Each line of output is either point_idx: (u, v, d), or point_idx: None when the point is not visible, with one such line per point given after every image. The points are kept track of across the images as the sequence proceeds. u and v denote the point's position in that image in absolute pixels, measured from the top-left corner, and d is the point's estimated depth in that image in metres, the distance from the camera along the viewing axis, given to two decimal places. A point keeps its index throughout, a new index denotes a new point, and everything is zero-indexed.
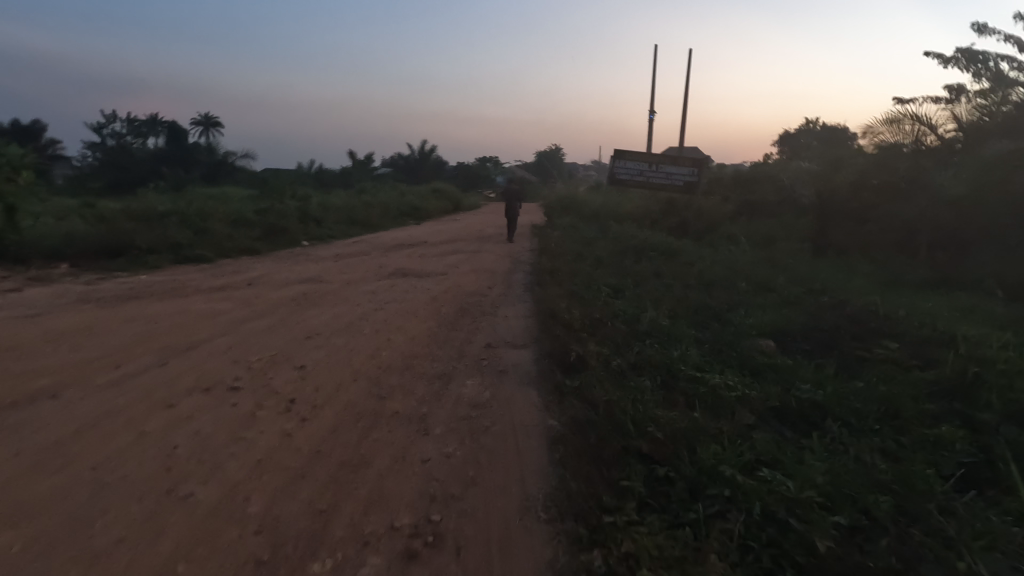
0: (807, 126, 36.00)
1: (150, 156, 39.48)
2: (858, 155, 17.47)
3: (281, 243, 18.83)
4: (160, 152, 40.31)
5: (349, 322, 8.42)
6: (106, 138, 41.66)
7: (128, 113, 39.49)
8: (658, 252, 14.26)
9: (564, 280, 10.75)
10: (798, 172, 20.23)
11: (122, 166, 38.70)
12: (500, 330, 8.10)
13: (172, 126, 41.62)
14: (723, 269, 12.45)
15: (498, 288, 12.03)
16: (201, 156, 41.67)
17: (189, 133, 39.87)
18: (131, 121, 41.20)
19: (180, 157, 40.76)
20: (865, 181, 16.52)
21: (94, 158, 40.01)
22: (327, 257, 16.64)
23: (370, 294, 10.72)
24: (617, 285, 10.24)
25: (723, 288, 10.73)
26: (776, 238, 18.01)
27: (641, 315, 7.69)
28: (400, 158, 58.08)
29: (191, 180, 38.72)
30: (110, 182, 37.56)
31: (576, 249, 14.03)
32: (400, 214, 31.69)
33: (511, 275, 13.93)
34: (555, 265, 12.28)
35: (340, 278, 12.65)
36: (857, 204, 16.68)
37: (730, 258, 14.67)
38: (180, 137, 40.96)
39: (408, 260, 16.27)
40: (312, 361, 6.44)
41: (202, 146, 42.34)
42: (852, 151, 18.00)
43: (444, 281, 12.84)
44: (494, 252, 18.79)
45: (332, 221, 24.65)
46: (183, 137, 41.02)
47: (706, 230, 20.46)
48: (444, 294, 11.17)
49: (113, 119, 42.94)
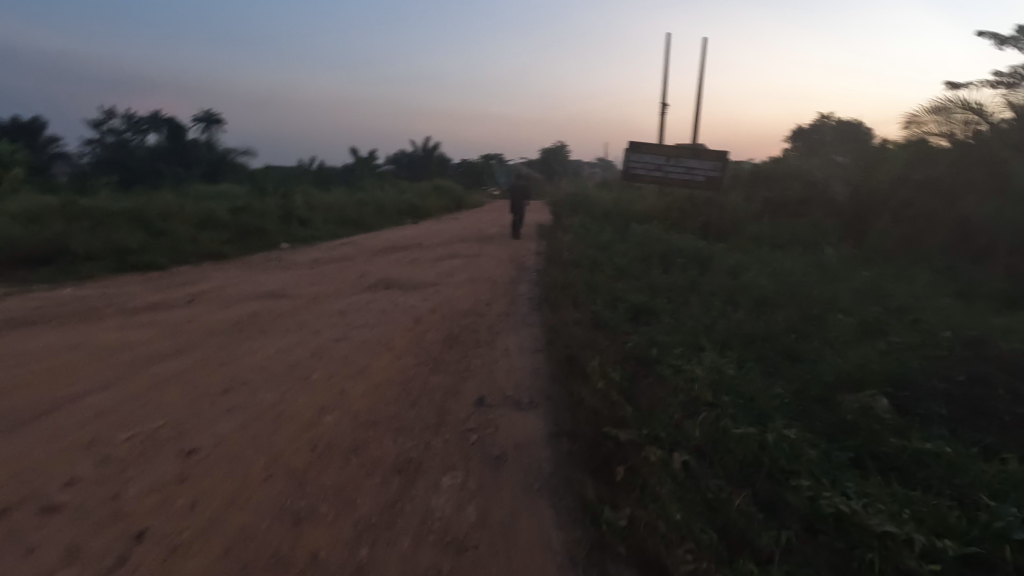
0: (822, 122, 33.92)
1: (148, 151, 37.27)
2: (906, 149, 15.37)
3: (258, 246, 16.68)
4: (157, 149, 38.20)
5: (294, 361, 6.25)
6: (103, 134, 39.65)
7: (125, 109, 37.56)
8: (688, 259, 12.08)
9: (580, 298, 8.59)
10: (832, 167, 18.06)
11: (121, 163, 36.69)
12: (498, 377, 5.93)
13: (171, 123, 39.63)
14: (770, 281, 10.28)
15: (499, 305, 9.87)
16: (203, 154, 39.72)
17: (186, 128, 37.69)
18: (126, 117, 39.04)
19: (180, 154, 38.64)
20: (908, 175, 14.96)
21: (86, 156, 38.01)
22: (304, 263, 14.49)
23: (337, 314, 8.57)
24: (649, 306, 8.09)
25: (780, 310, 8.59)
26: (815, 241, 15.79)
27: (698, 359, 5.55)
28: (403, 155, 55.77)
29: (187, 178, 36.57)
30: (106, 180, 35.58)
31: (591, 256, 11.86)
32: (397, 214, 29.45)
33: (513, 287, 11.76)
34: (568, 276, 10.13)
35: (308, 291, 10.51)
36: (907, 201, 14.64)
37: (769, 264, 12.53)
38: (178, 133, 38.76)
39: (397, 267, 14.11)
40: (214, 439, 4.32)
41: (202, 143, 40.41)
42: (896, 147, 16.13)
43: (434, 294, 10.68)
44: (496, 257, 16.57)
45: (320, 221, 22.48)
46: (182, 133, 38.80)
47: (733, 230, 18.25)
48: (430, 315, 9.02)
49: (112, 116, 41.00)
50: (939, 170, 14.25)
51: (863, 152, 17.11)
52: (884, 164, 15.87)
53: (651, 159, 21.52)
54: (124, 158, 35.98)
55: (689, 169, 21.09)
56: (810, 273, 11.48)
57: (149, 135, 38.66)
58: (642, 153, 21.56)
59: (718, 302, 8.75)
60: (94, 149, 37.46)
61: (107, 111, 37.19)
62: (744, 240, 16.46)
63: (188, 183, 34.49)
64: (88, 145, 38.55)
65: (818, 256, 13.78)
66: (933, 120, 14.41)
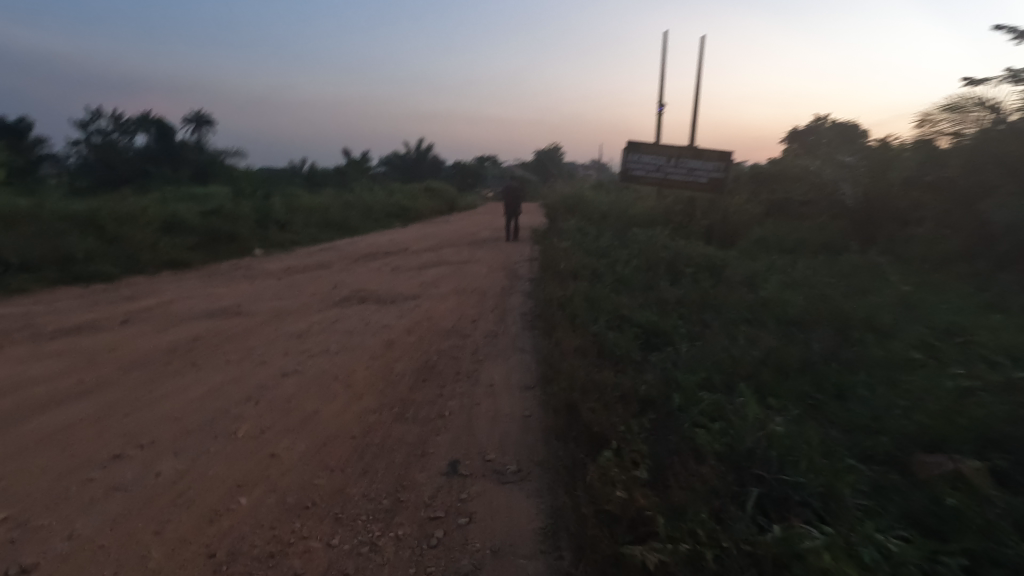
0: (818, 123, 32.95)
1: (135, 152, 35.80)
2: (916, 150, 14.32)
3: (228, 252, 15.38)
4: (144, 150, 36.77)
5: (224, 407, 4.98)
6: (89, 134, 38.36)
7: (108, 109, 36.24)
8: (696, 269, 10.91)
9: (579, 317, 7.37)
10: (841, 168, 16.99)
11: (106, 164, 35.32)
12: (479, 433, 4.70)
13: (156, 123, 38.17)
14: (791, 295, 9.14)
15: (486, 323, 8.64)
16: (190, 155, 38.35)
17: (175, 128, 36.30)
18: (111, 117, 37.58)
19: (167, 155, 37.27)
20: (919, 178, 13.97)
21: (67, 156, 36.57)
22: (276, 271, 13.24)
23: (295, 337, 7.30)
24: (662, 332, 6.90)
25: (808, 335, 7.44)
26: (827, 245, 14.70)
27: (737, 413, 4.36)
28: (396, 157, 54.50)
29: (173, 180, 35.25)
30: (91, 182, 34.24)
31: (589, 266, 10.67)
32: (385, 216, 28.19)
33: (504, 300, 10.53)
34: (564, 289, 8.93)
35: (269, 306, 9.24)
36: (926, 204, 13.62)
37: (784, 273, 11.37)
38: (166, 134, 37.33)
39: (376, 276, 12.84)
40: (68, 547, 3.12)
41: (190, 144, 39.07)
42: (907, 147, 15.05)
43: (413, 310, 9.43)
44: (486, 264, 15.32)
45: (302, 225, 21.17)
46: (170, 134, 37.39)
47: (737, 235, 17.16)
48: (405, 336, 7.77)
49: (98, 115, 39.66)
50: (959, 171, 13.25)
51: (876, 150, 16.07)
52: (894, 166, 14.80)
53: (650, 160, 20.51)
54: (109, 159, 34.54)
55: (691, 170, 19.88)
56: (832, 283, 10.34)
57: (136, 135, 37.29)
58: (640, 153, 20.53)
59: (738, 322, 7.59)
60: (77, 149, 35.94)
61: (91, 111, 35.93)
62: (754, 244, 15.32)
63: (173, 184, 33.12)
64: (72, 145, 37.19)
65: (834, 263, 12.68)
66: (946, 118, 13.66)
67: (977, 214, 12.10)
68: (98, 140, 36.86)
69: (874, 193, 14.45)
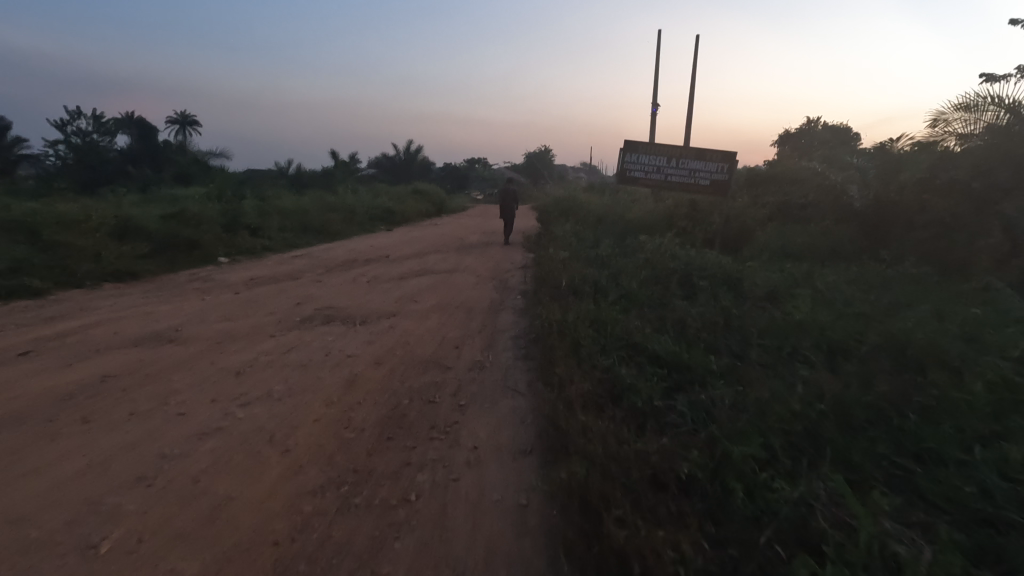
0: (812, 126, 31.87)
1: (118, 154, 34.26)
2: (929, 151, 13.32)
3: (188, 262, 13.89)
4: (126, 152, 35.18)
5: (95, 496, 3.60)
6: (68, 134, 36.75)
7: (86, 108, 34.72)
8: (711, 282, 9.60)
9: (583, 346, 6.04)
10: (850, 169, 15.87)
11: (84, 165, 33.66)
12: (456, 541, 3.37)
13: (136, 123, 36.54)
14: (821, 313, 7.91)
15: (471, 352, 7.27)
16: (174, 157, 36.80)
17: (157, 128, 34.77)
18: (92, 118, 35.98)
19: (149, 155, 35.64)
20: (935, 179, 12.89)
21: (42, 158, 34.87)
22: (238, 283, 11.81)
23: (233, 375, 5.90)
24: (687, 370, 5.63)
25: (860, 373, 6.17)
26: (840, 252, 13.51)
27: (829, 520, 3.07)
28: (385, 158, 52.96)
29: (153, 181, 33.67)
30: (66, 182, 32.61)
31: (590, 279, 9.34)
32: (370, 219, 26.74)
33: (493, 319, 9.16)
34: (562, 309, 7.60)
35: (214, 329, 7.82)
36: (927, 205, 12.39)
37: (806, 286, 10.11)
38: (148, 135, 35.75)
39: (349, 289, 11.43)
40: None
41: (173, 145, 37.56)
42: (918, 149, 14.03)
43: (386, 333, 8.04)
44: (474, 273, 13.92)
45: (277, 230, 19.70)
46: (153, 135, 35.91)
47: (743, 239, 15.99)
48: (372, 370, 6.38)
49: (78, 115, 38.18)
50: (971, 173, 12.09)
51: (882, 152, 14.97)
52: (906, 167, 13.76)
53: (649, 160, 19.27)
54: (92, 161, 33.10)
55: (692, 171, 18.67)
56: (867, 298, 9.06)
57: (118, 136, 35.84)
58: (639, 154, 19.30)
59: (774, 353, 6.32)
60: (54, 149, 34.26)
61: (73, 111, 34.68)
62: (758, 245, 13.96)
63: (151, 186, 31.50)
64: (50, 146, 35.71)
65: (854, 272, 11.51)
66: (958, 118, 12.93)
67: (1002, 218, 11.00)
68: (79, 141, 35.34)
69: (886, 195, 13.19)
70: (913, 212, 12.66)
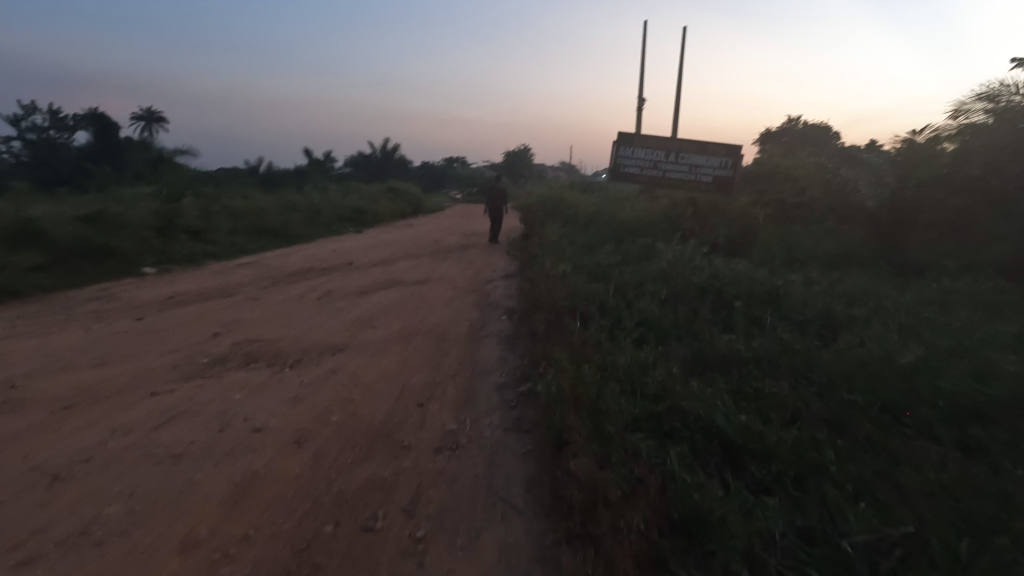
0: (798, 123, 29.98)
1: (74, 151, 31.27)
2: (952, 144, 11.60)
3: (102, 275, 11.46)
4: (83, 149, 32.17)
5: None
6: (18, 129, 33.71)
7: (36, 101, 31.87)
8: (746, 301, 7.57)
9: (609, 422, 4.03)
10: (868, 162, 14.06)
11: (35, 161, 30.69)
12: None
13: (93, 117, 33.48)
14: (905, 347, 5.94)
15: (441, 414, 5.13)
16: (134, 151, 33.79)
17: (115, 123, 31.79)
18: (49, 113, 33.11)
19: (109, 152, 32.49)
20: None
21: None
22: (151, 301, 9.47)
23: (45, 480, 3.66)
24: (773, 469, 3.73)
25: (1007, 462, 4.22)
26: (855, 250, 11.05)
27: None
28: (360, 156, 50.29)
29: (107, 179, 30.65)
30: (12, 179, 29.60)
31: (595, 301, 7.25)
32: (338, 220, 24.31)
33: (471, 353, 6.95)
34: (568, 349, 5.54)
35: (73, 380, 5.56)
36: (937, 202, 10.43)
37: (856, 306, 8.11)
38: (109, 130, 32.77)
39: (291, 309, 9.16)
40: None
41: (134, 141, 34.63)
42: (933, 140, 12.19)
43: (323, 381, 5.83)
44: (449, 285, 11.70)
45: (226, 233, 17.17)
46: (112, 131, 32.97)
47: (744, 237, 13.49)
48: (287, 457, 4.22)
49: (33, 109, 35.31)
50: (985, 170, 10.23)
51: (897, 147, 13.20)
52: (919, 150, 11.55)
53: (645, 154, 17.26)
54: (41, 156, 30.08)
55: (693, 167, 16.74)
56: (945, 318, 7.02)
57: (75, 132, 32.93)
58: (634, 147, 17.21)
59: (882, 430, 4.37)
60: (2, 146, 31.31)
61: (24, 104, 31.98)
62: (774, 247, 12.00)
63: (102, 183, 28.61)
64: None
65: (901, 283, 9.62)
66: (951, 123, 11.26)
67: None
68: (32, 136, 32.36)
69: (902, 190, 10.98)
70: (925, 207, 10.61)
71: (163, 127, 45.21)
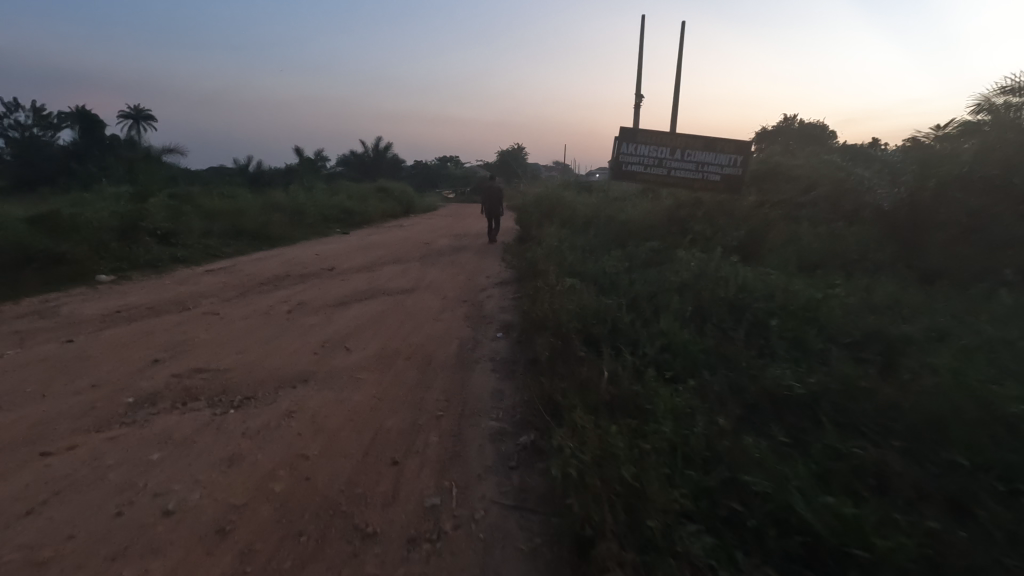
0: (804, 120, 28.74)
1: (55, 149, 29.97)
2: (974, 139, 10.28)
3: (48, 285, 10.23)
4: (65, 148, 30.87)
5: None
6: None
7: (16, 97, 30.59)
8: (784, 318, 6.40)
9: (649, 516, 2.92)
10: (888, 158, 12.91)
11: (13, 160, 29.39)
12: None
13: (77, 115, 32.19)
14: (991, 378, 4.78)
15: (421, 479, 3.95)
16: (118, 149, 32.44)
17: (97, 120, 30.49)
18: (32, 109, 31.82)
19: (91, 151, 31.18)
20: None
21: None
22: (92, 317, 8.26)
23: None
24: None
25: None
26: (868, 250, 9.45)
27: None
28: (351, 156, 48.96)
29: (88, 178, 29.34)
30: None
31: (607, 319, 6.07)
32: (325, 221, 23.04)
33: (461, 384, 5.77)
34: (583, 392, 4.40)
35: None
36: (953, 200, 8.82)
37: (905, 321, 6.95)
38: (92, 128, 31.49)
39: (254, 326, 7.96)
40: None
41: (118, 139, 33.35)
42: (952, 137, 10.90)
43: (273, 428, 4.64)
44: (436, 295, 10.49)
45: (199, 235, 15.93)
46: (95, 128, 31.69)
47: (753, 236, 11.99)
48: (199, 561, 3.06)
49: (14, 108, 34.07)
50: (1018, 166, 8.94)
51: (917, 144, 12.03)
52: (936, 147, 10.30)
53: (649, 151, 16.10)
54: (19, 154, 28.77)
55: (700, 164, 15.58)
56: (1021, 334, 5.85)
57: (60, 131, 31.62)
58: (637, 144, 16.06)
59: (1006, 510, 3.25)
60: None
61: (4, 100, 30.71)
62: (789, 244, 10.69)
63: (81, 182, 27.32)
64: None
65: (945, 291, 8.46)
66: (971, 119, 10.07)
67: None
68: (14, 134, 31.08)
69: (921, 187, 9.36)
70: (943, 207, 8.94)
71: (153, 126, 43.99)
